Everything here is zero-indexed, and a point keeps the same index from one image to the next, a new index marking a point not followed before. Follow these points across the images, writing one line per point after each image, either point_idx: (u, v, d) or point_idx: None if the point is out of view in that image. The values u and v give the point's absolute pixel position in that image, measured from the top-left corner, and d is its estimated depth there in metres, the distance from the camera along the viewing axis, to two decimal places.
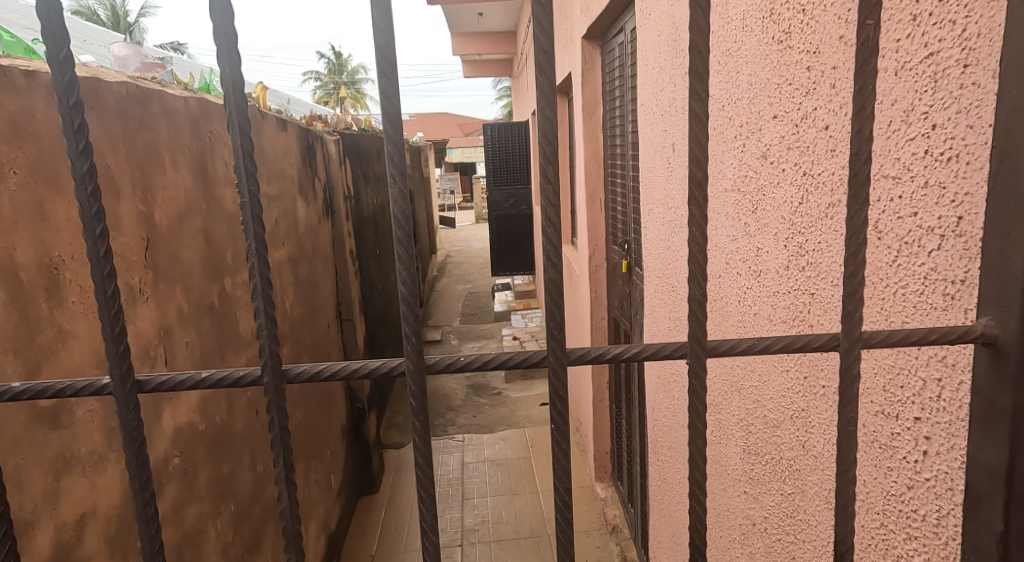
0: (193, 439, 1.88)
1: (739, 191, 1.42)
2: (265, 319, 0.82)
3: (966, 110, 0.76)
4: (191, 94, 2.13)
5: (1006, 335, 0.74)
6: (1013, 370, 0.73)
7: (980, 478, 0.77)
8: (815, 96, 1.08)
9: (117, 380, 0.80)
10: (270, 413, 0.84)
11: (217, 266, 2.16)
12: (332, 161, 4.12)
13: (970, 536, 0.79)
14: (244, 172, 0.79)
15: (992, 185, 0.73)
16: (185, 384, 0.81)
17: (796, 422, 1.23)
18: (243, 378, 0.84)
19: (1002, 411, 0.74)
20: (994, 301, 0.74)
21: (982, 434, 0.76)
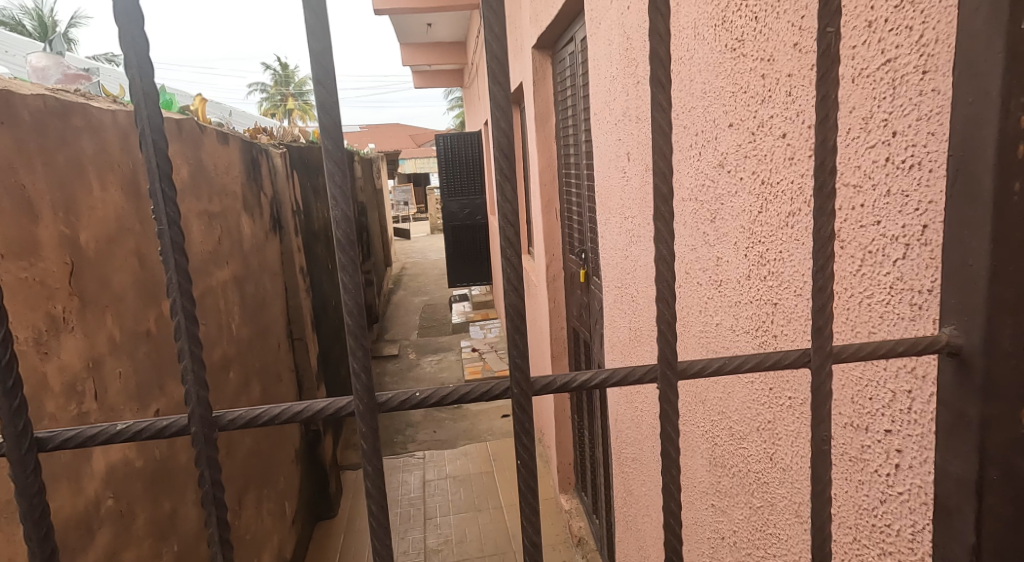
0: (128, 476, 1.76)
1: (697, 200, 1.39)
2: (191, 361, 0.74)
3: (926, 117, 0.74)
4: (120, 106, 2.01)
5: (972, 345, 0.71)
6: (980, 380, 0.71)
7: (951, 490, 0.74)
8: (771, 104, 1.05)
9: (12, 441, 0.72)
10: (200, 467, 0.77)
11: (152, 289, 2.03)
12: (279, 175, 3.99)
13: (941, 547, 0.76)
14: (161, 196, 0.72)
15: (952, 192, 0.71)
16: (97, 439, 0.74)
17: (762, 434, 1.20)
18: (167, 428, 0.76)
19: (970, 422, 0.71)
20: (958, 311, 0.72)
21: (949, 444, 0.74)
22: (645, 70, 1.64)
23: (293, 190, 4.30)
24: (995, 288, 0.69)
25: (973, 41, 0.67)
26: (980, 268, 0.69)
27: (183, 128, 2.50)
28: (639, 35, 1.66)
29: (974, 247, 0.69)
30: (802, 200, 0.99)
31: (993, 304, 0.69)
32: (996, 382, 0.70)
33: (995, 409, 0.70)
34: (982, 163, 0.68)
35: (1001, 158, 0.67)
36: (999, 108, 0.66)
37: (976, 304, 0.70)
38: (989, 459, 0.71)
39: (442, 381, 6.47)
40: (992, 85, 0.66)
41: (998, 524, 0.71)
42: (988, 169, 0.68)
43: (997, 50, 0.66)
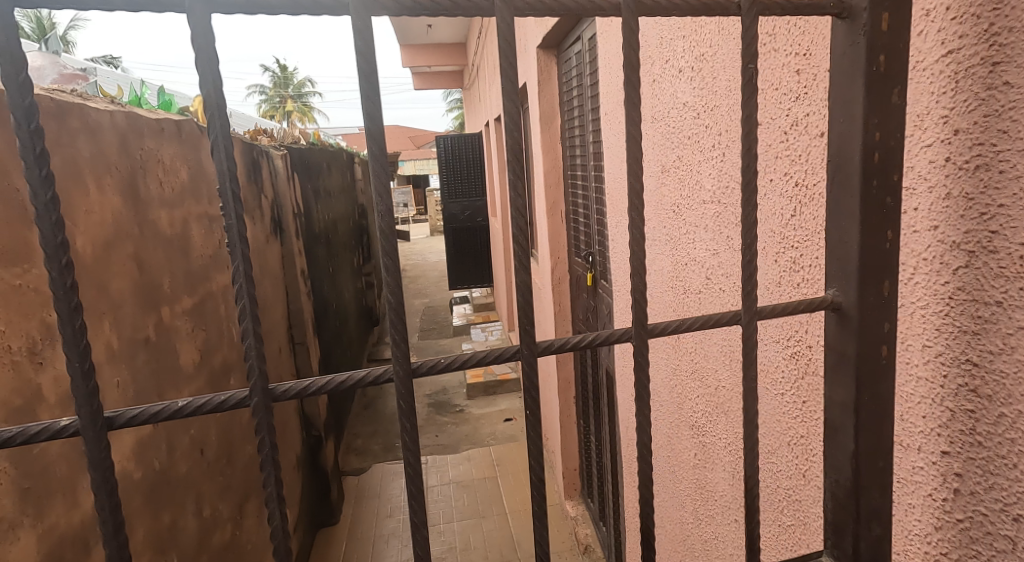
0: (127, 489, 1.72)
1: (719, 203, 1.34)
2: (253, 338, 0.71)
3: (839, 120, 0.79)
4: (118, 107, 1.95)
5: (849, 304, 0.80)
6: (850, 332, 0.81)
7: (836, 414, 0.84)
8: (807, 101, 0.99)
9: (89, 418, 0.67)
10: (260, 434, 0.74)
11: (152, 295, 1.98)
12: (280, 177, 3.94)
13: (834, 466, 0.85)
14: (230, 195, 0.69)
15: (833, 184, 0.81)
16: (162, 415, 0.70)
17: (794, 450, 1.14)
18: (227, 400, 0.73)
19: (849, 359, 0.81)
20: (839, 276, 0.81)
21: (835, 378, 0.83)
22: (662, 69, 1.58)
23: (294, 192, 4.25)
24: (862, 256, 0.79)
25: (842, 70, 0.77)
26: (852, 243, 0.79)
27: (184, 130, 2.44)
28: (655, 33, 1.60)
29: (845, 225, 0.79)
30: None
31: (861, 268, 0.79)
32: (867, 324, 0.80)
33: (866, 345, 0.80)
34: (851, 161, 0.77)
35: (865, 161, 0.76)
36: (861, 125, 0.76)
37: (850, 271, 0.80)
38: (863, 384, 0.80)
39: (444, 385, 6.41)
40: (855, 107, 0.76)
41: (869, 435, 0.81)
42: (855, 172, 0.77)
43: (858, 83, 0.76)
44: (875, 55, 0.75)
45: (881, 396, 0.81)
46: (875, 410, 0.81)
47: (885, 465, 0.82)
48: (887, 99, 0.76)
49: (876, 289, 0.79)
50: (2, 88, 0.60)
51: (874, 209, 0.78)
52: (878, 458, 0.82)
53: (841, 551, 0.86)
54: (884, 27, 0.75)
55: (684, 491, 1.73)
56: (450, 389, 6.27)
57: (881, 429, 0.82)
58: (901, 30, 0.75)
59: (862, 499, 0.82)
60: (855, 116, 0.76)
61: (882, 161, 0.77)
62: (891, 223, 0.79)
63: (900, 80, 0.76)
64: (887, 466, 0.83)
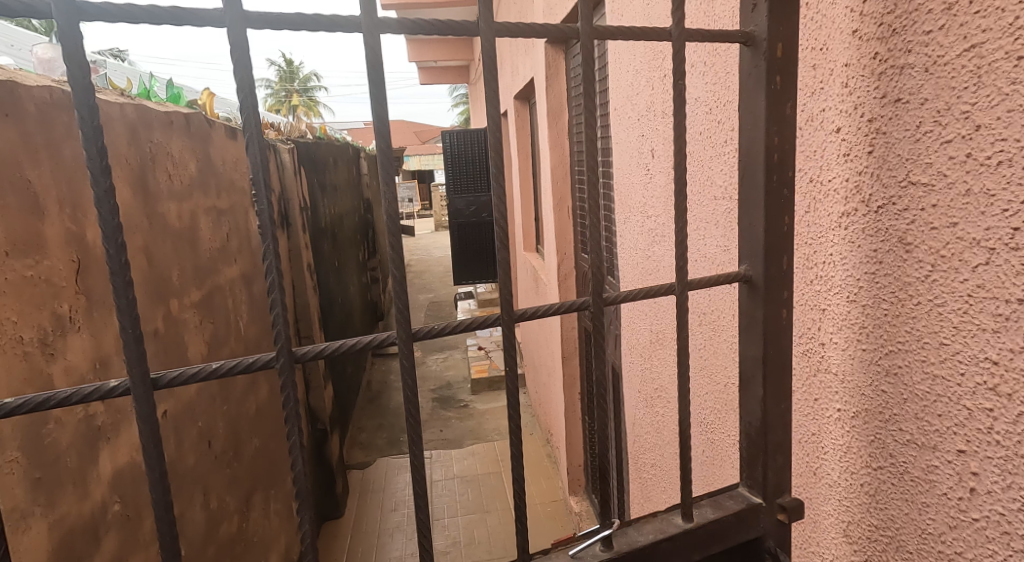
0: (134, 479, 1.74)
1: (731, 199, 1.33)
2: (281, 306, 0.84)
3: (745, 127, 1.03)
4: (128, 99, 1.96)
5: (757, 275, 1.05)
6: (759, 298, 1.05)
7: (750, 366, 1.08)
8: (822, 96, 0.98)
9: (138, 377, 0.80)
10: (285, 390, 0.87)
11: (161, 287, 1.99)
12: (287, 171, 3.95)
13: (748, 410, 1.11)
14: (261, 184, 0.83)
15: (744, 180, 1.05)
16: (200, 376, 0.83)
17: (805, 447, 1.13)
18: (255, 362, 0.86)
19: (759, 320, 1.05)
20: (749, 255, 1.06)
21: (748, 337, 1.08)
22: None
23: (300, 186, 4.26)
24: (767, 239, 1.03)
25: (751, 84, 1.01)
26: (759, 229, 1.04)
27: (193, 123, 2.45)
28: (668, 27, 1.58)
29: (754, 214, 1.04)
30: (860, 198, 0.91)
31: (766, 249, 1.03)
32: (771, 290, 1.05)
33: (772, 308, 1.05)
34: (756, 161, 1.01)
35: (769, 162, 1.00)
36: (765, 132, 1.00)
37: (757, 250, 1.04)
38: (769, 338, 1.05)
39: (448, 380, 6.42)
40: (757, 118, 1.00)
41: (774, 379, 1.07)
42: (760, 168, 1.01)
43: (761, 98, 1.00)
44: (774, 73, 0.99)
45: (782, 349, 1.06)
46: (777, 359, 1.06)
47: (785, 407, 1.09)
48: (785, 110, 1.00)
49: (779, 263, 1.04)
50: (70, 89, 0.73)
51: (775, 198, 1.02)
52: (781, 398, 1.08)
53: (754, 480, 1.11)
54: (778, 56, 0.98)
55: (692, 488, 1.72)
56: (454, 384, 6.28)
57: (782, 376, 1.07)
58: (790, 57, 0.99)
59: (770, 433, 1.08)
60: (758, 125, 1.00)
61: (781, 159, 1.01)
62: (788, 211, 1.03)
63: (791, 95, 1.00)
64: (787, 407, 1.09)
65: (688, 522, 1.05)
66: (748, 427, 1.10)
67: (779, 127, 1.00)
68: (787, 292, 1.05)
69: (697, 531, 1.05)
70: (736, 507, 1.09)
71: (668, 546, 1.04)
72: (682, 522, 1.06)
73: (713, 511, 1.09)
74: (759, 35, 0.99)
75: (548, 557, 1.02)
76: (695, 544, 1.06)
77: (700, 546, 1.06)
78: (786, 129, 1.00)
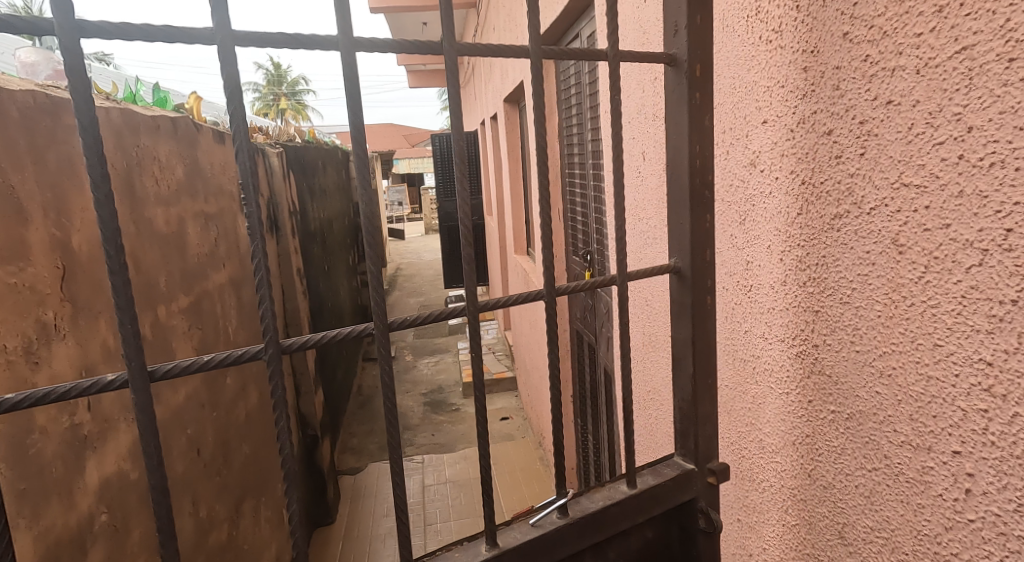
0: (121, 489, 1.72)
1: (722, 202, 1.32)
2: (269, 305, 0.87)
3: (672, 138, 1.26)
4: (114, 104, 1.94)
5: (685, 267, 1.26)
6: (687, 287, 1.27)
7: (681, 347, 1.30)
8: (814, 99, 0.98)
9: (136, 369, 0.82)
10: (273, 382, 0.90)
11: (149, 294, 1.97)
12: (275, 175, 3.92)
13: (681, 387, 1.32)
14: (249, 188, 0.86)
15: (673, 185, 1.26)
16: (192, 368, 0.85)
17: (798, 448, 1.13)
18: (245, 355, 0.89)
19: (686, 306, 1.27)
20: (679, 251, 1.27)
21: (680, 323, 1.29)
22: None
23: (289, 190, 4.23)
24: (693, 237, 1.25)
25: (675, 99, 1.24)
26: (686, 229, 1.25)
27: (180, 127, 2.42)
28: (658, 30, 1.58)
29: (681, 218, 1.26)
30: (852, 200, 0.92)
31: (692, 246, 1.25)
32: (699, 282, 1.26)
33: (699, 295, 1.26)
34: (681, 165, 1.24)
35: (693, 166, 1.22)
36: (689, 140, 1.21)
37: (685, 246, 1.26)
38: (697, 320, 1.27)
39: (439, 384, 6.40)
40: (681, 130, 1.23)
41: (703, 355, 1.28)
42: (686, 172, 1.23)
43: (685, 113, 1.22)
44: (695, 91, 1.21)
45: (707, 329, 1.28)
46: (702, 339, 1.28)
47: (710, 381, 1.30)
48: (703, 122, 1.23)
49: (703, 257, 1.26)
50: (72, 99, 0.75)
51: (700, 202, 1.24)
52: (706, 373, 1.30)
53: (687, 449, 1.32)
54: (696, 75, 1.21)
55: None
56: (446, 388, 6.26)
57: (708, 353, 1.29)
58: (705, 78, 1.23)
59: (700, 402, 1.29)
60: (683, 135, 1.23)
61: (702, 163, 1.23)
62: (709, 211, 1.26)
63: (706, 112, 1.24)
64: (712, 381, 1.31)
65: (631, 489, 1.24)
66: (681, 402, 1.32)
67: (698, 136, 1.22)
68: (711, 282, 1.27)
69: (639, 496, 1.25)
70: (671, 474, 1.30)
71: (616, 510, 1.22)
72: (626, 489, 1.25)
73: (653, 478, 1.29)
74: (681, 58, 1.22)
75: (511, 527, 1.18)
76: (638, 506, 1.25)
77: (643, 508, 1.26)
78: (704, 137, 1.23)
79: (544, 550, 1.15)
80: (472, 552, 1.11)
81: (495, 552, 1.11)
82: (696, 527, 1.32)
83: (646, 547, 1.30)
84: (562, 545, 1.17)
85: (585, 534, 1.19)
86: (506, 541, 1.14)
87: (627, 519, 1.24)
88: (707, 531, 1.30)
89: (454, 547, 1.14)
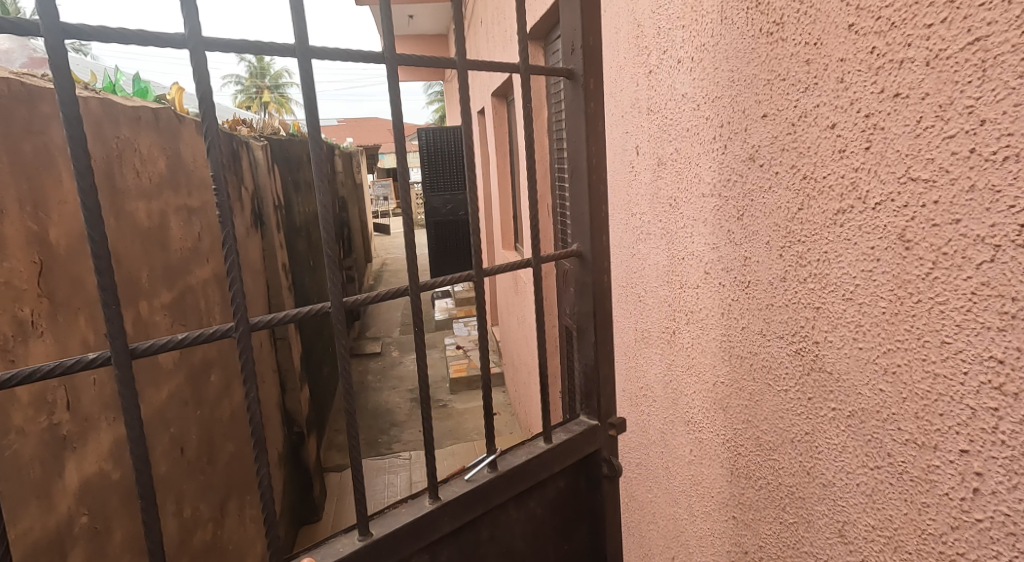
0: (103, 490, 1.68)
1: (719, 196, 1.30)
2: (240, 287, 1.02)
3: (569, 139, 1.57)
4: (92, 94, 1.89)
5: (583, 250, 1.57)
6: (587, 268, 1.59)
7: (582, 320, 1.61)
8: (817, 92, 0.96)
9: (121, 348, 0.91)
10: (242, 355, 1.05)
11: (131, 290, 1.92)
12: (259, 168, 3.86)
13: (583, 354, 1.62)
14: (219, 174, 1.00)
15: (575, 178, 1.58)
16: (169, 346, 0.96)
17: (797, 446, 1.12)
18: (215, 333, 1.02)
19: (588, 285, 1.59)
20: (578, 237, 1.59)
21: (580, 300, 1.62)
22: (659, 59, 1.55)
23: (273, 184, 4.16)
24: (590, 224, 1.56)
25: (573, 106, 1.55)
26: (584, 217, 1.57)
27: (162, 118, 2.37)
28: (654, 22, 1.56)
29: (580, 209, 1.57)
30: (856, 196, 0.90)
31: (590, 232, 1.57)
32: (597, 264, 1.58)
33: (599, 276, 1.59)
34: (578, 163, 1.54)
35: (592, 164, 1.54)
36: (586, 142, 1.53)
37: (584, 233, 1.57)
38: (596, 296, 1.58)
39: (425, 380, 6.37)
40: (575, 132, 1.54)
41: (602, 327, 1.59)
42: (583, 170, 1.54)
43: (581, 121, 1.53)
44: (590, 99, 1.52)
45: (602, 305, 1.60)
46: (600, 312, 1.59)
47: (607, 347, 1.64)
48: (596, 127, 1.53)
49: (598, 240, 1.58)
50: (56, 87, 0.83)
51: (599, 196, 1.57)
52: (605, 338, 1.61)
53: (591, 409, 1.62)
54: (591, 88, 1.51)
55: (678, 486, 1.72)
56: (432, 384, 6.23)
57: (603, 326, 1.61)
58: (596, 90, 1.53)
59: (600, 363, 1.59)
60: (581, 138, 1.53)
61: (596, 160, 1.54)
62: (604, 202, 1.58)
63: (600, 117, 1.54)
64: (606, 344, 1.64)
65: (548, 443, 1.51)
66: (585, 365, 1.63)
67: (594, 139, 1.53)
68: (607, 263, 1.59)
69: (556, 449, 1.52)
70: (580, 430, 1.59)
71: (537, 463, 1.48)
72: (545, 444, 1.52)
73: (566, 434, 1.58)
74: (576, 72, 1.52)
75: (448, 485, 1.38)
76: (554, 457, 1.52)
77: (557, 460, 1.53)
78: (598, 140, 1.53)
79: (479, 498, 1.38)
80: (418, 506, 1.31)
81: (438, 505, 1.32)
82: (599, 474, 1.62)
83: (559, 495, 1.58)
84: (492, 493, 1.40)
85: (512, 483, 1.44)
86: (448, 495, 1.35)
87: (546, 468, 1.51)
88: (609, 475, 1.60)
89: (399, 505, 1.32)
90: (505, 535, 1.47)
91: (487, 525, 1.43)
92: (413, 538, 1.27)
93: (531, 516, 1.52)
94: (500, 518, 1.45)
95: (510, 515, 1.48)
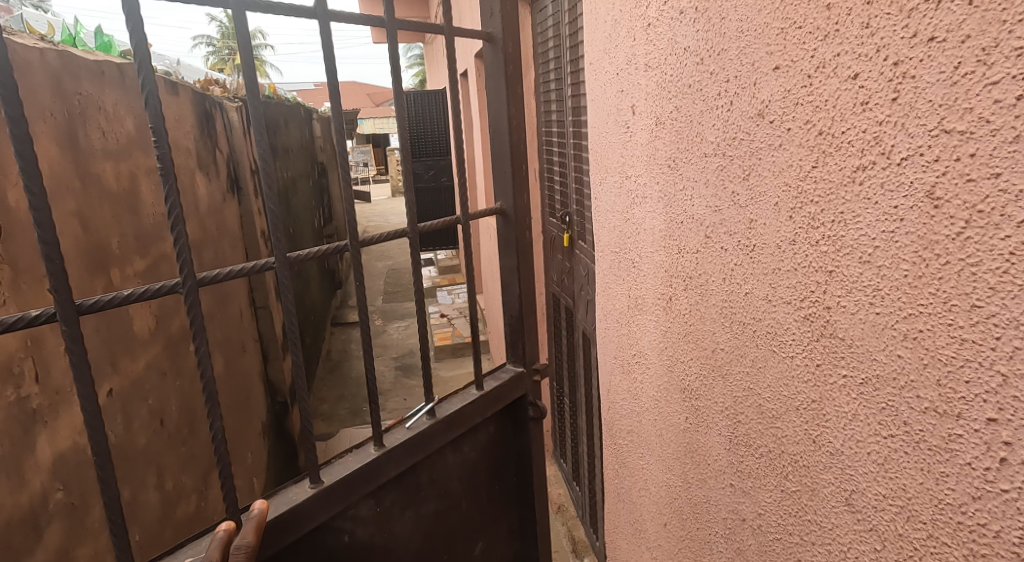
0: (80, 464, 1.62)
1: (723, 156, 1.25)
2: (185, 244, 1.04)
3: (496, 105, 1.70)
4: (48, 45, 1.77)
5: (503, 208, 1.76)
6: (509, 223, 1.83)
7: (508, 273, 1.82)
8: (838, 40, 0.90)
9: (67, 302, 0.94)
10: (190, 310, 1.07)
11: (101, 257, 1.83)
12: (235, 131, 3.72)
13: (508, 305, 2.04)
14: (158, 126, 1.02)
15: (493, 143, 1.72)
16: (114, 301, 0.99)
17: (803, 414, 1.08)
18: (159, 288, 1.05)
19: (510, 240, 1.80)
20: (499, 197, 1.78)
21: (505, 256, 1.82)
22: (659, 10, 1.47)
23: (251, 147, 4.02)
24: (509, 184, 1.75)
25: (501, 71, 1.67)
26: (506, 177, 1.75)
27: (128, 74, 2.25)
28: None
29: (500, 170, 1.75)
30: (878, 151, 0.84)
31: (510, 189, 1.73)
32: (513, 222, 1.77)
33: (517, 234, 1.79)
34: None
35: None
36: None
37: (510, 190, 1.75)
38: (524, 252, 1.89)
39: (409, 348, 6.33)
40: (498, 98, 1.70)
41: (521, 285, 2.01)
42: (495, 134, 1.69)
43: None
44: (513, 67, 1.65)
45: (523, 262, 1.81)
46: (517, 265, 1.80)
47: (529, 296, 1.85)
48: None
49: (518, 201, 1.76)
50: None
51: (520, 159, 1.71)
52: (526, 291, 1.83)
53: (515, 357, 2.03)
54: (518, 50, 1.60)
55: (672, 453, 1.69)
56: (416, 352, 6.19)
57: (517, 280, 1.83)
58: None
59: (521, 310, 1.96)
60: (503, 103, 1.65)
61: None
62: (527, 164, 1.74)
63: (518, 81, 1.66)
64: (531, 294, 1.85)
65: (480, 391, 1.90)
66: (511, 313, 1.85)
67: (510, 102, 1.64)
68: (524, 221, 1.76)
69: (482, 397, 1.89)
70: (507, 377, 2.02)
71: (469, 407, 1.88)
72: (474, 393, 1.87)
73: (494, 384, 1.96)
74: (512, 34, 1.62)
75: (394, 432, 1.72)
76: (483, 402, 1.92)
77: (487, 403, 1.94)
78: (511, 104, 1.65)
79: (420, 440, 1.73)
80: (365, 453, 1.62)
81: (382, 449, 1.64)
82: (523, 414, 2.07)
83: (489, 436, 2.01)
84: (433, 434, 1.77)
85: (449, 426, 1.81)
86: (391, 441, 1.68)
87: (477, 410, 1.91)
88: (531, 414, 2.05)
89: (349, 452, 1.63)
90: (441, 474, 1.87)
91: (427, 468, 1.81)
92: (362, 479, 1.59)
93: (464, 457, 1.94)
94: (436, 461, 1.84)
95: (447, 458, 1.87)
